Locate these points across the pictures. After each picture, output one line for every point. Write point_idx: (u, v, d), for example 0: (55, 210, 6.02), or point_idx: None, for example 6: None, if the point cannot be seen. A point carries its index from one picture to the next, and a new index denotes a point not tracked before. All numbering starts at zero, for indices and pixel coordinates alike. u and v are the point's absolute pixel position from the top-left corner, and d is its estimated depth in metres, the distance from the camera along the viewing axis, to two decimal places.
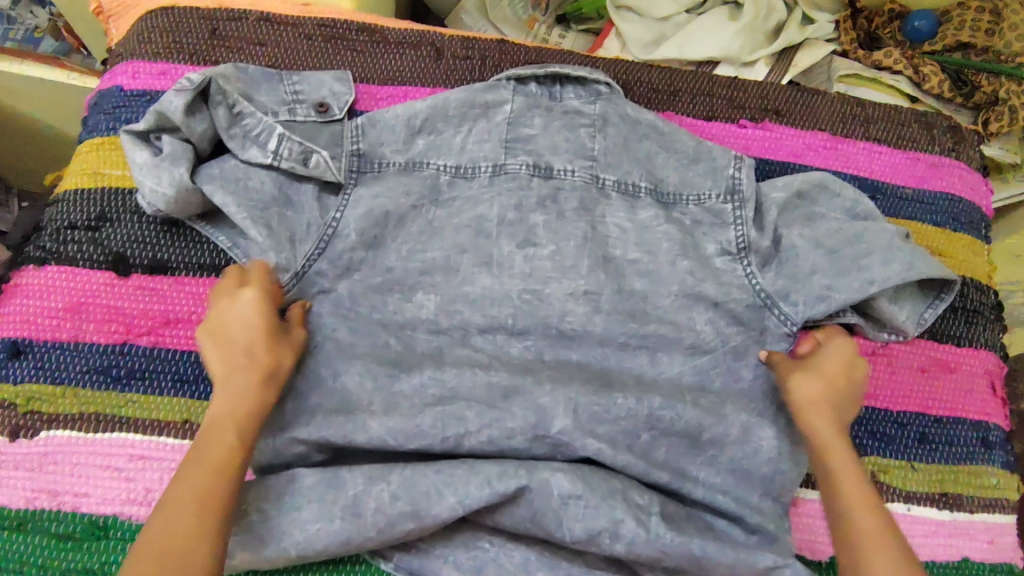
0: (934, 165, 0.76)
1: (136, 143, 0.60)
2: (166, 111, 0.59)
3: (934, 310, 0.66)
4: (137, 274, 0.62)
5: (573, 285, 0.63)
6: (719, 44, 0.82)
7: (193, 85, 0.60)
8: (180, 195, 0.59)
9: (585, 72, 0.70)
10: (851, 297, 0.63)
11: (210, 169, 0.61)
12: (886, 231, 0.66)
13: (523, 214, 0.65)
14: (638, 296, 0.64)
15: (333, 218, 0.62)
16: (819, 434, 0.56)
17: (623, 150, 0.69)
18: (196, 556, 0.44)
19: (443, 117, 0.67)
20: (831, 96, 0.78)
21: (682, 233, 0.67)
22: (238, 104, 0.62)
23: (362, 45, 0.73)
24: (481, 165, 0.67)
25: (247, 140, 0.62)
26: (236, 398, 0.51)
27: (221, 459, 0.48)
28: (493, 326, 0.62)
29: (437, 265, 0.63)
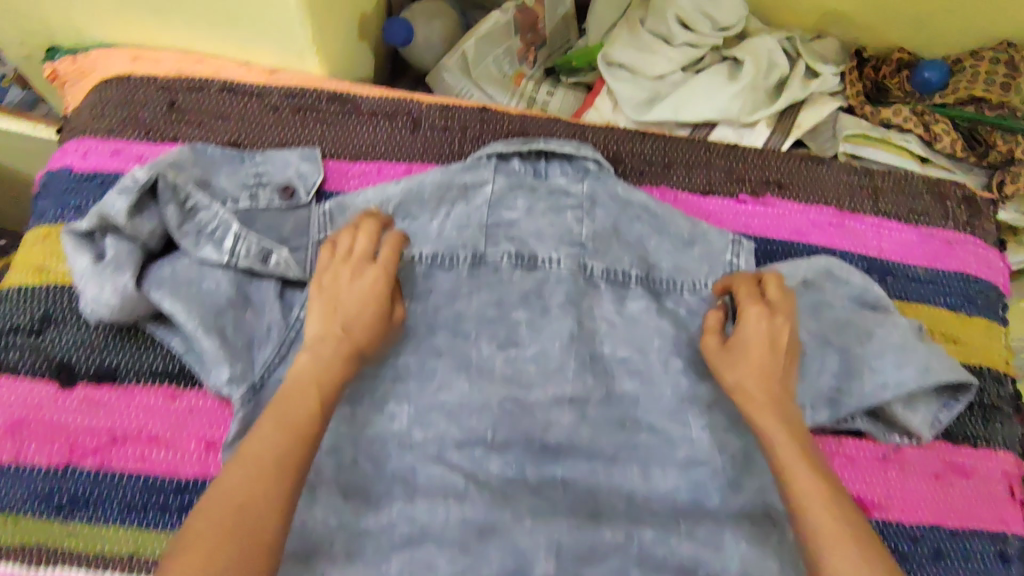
0: (947, 242, 0.71)
1: (77, 246, 0.55)
2: (109, 214, 0.54)
3: (949, 412, 0.62)
4: (84, 384, 0.57)
5: (558, 390, 0.58)
6: (717, 106, 0.77)
7: (138, 184, 0.55)
8: (126, 305, 0.54)
9: (573, 148, 0.66)
10: (859, 404, 0.60)
11: (161, 271, 0.56)
12: (897, 326, 0.61)
13: (504, 312, 0.61)
14: (627, 401, 0.60)
15: (296, 318, 0.56)
16: (757, 416, 0.53)
17: (613, 234, 0.64)
18: (271, 524, 0.42)
19: (419, 200, 0.63)
20: (838, 166, 0.73)
21: (675, 328, 0.62)
22: (191, 198, 0.58)
23: (331, 116, 0.67)
24: (460, 254, 0.62)
25: (202, 237, 0.57)
26: (323, 366, 0.50)
27: (300, 428, 0.47)
28: (471, 440, 0.57)
29: (410, 371, 0.58)
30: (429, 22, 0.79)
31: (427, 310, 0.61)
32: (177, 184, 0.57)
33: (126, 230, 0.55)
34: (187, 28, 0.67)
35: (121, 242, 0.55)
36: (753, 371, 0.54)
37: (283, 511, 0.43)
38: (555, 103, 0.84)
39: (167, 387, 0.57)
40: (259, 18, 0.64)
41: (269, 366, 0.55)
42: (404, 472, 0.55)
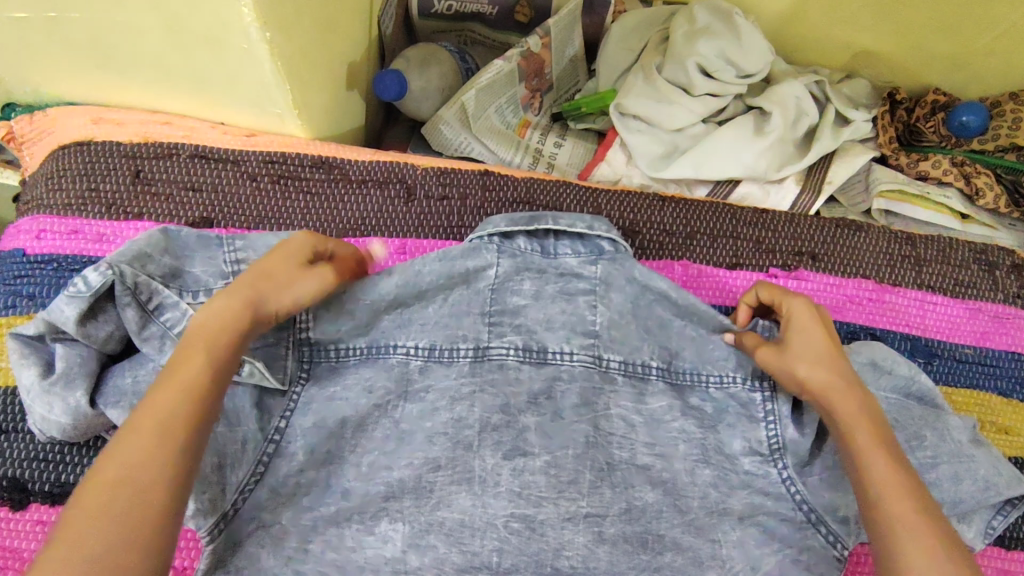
0: (996, 317, 0.65)
1: (22, 356, 0.48)
2: (58, 323, 0.47)
3: (1003, 520, 0.54)
4: (36, 505, 0.51)
5: (571, 508, 0.51)
6: (741, 163, 0.70)
7: (89, 289, 0.47)
8: (80, 421, 0.48)
9: (585, 224, 0.55)
10: None
11: (118, 380, 0.48)
12: (950, 429, 0.55)
13: (512, 416, 0.53)
14: (650, 515, 0.51)
15: (274, 430, 0.50)
16: (837, 404, 0.48)
17: (631, 318, 0.56)
18: (154, 489, 0.37)
19: (411, 286, 0.54)
20: (877, 232, 0.66)
21: (703, 430, 0.54)
22: (154, 298, 0.49)
23: (317, 185, 0.61)
24: (461, 347, 0.54)
25: (166, 341, 0.49)
26: (220, 323, 0.44)
27: (191, 387, 0.41)
28: (473, 565, 0.49)
29: (405, 487, 0.50)
30: (423, 69, 0.71)
31: (423, 414, 0.52)
32: (136, 281, 0.48)
33: (77, 337, 0.48)
34: (143, 87, 0.59)
35: (71, 348, 0.48)
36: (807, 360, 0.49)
37: (174, 458, 0.38)
38: (564, 154, 0.77)
39: None
40: (226, 80, 0.56)
41: (243, 490, 0.48)
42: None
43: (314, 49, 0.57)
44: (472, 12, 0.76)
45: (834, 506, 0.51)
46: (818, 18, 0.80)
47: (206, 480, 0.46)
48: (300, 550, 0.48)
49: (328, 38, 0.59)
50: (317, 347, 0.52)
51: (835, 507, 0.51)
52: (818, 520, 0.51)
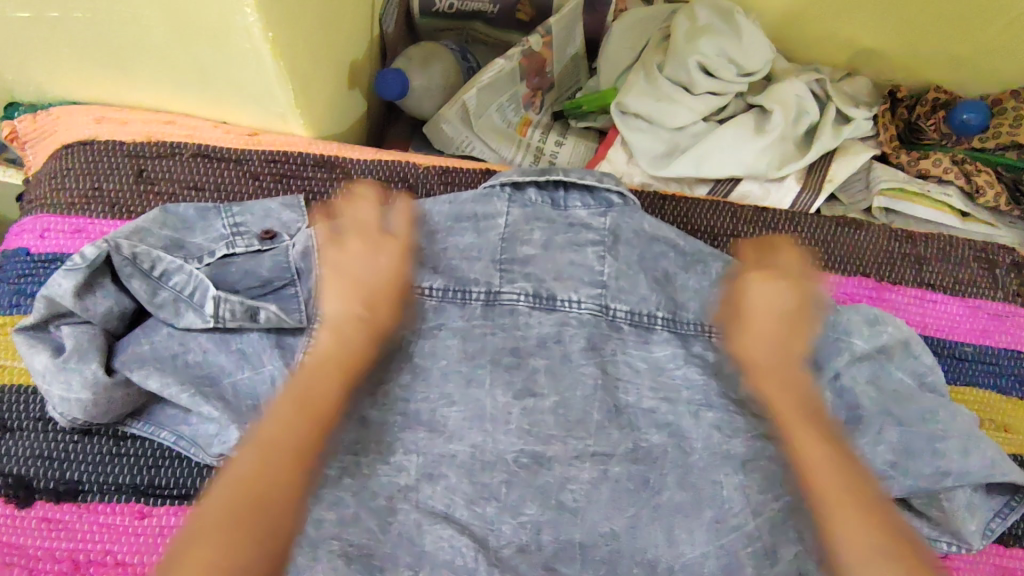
0: (996, 316, 0.65)
1: (32, 344, 0.49)
2: (56, 298, 0.48)
3: (1001, 522, 0.56)
4: (42, 502, 0.51)
5: (579, 446, 0.57)
6: (742, 162, 0.71)
7: (85, 261, 0.49)
8: (99, 396, 0.48)
9: (594, 179, 0.61)
10: (919, 486, 0.53)
11: (135, 346, 0.51)
12: (960, 413, 0.55)
13: (523, 357, 0.58)
14: (654, 451, 0.57)
15: (300, 365, 0.54)
16: (776, 399, 0.55)
17: (639, 267, 0.61)
18: (282, 495, 0.44)
19: (424, 229, 0.60)
20: (877, 232, 0.66)
21: (706, 376, 0.59)
22: (158, 264, 0.51)
23: (320, 185, 0.62)
24: (472, 290, 0.59)
25: (180, 303, 0.52)
26: (343, 345, 0.52)
27: (320, 410, 0.49)
28: (481, 496, 0.55)
29: (420, 418, 0.57)
30: (426, 68, 0.72)
31: (435, 351, 0.58)
32: (135, 253, 0.51)
33: (77, 314, 0.49)
34: (148, 87, 0.59)
35: (78, 328, 0.50)
36: (766, 370, 0.56)
37: (298, 487, 0.46)
38: (563, 154, 0.76)
39: (135, 504, 0.51)
40: (231, 80, 0.56)
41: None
42: (411, 533, 0.53)
43: (318, 49, 0.57)
44: (474, 11, 0.76)
45: None
46: (820, 16, 0.81)
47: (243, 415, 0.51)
48: (328, 476, 0.54)
49: (329, 37, 0.59)
50: None
51: None
52: None
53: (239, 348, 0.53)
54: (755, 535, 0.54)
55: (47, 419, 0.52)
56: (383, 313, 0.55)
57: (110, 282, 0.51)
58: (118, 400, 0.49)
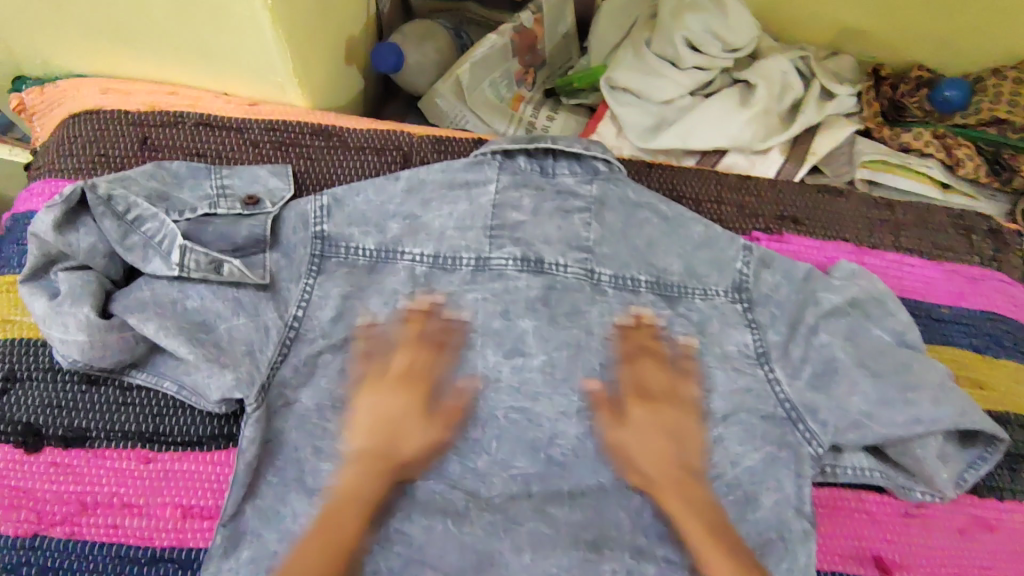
0: (972, 279, 0.67)
1: (32, 288, 0.51)
2: (37, 232, 0.50)
3: (975, 472, 0.59)
4: (50, 448, 0.53)
5: (565, 402, 0.58)
6: (727, 133, 0.73)
7: (63, 198, 0.50)
8: (96, 337, 0.51)
9: (581, 147, 0.63)
10: (891, 432, 0.56)
11: (136, 293, 0.53)
12: (935, 367, 0.58)
13: (512, 321, 0.58)
14: (642, 410, 0.58)
15: (293, 318, 0.57)
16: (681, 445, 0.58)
17: (621, 235, 0.63)
18: None
19: (418, 200, 0.61)
20: (856, 199, 0.69)
21: (689, 338, 0.61)
22: (133, 209, 0.53)
23: (316, 151, 0.64)
24: (463, 256, 0.61)
25: (149, 249, 0.53)
26: (362, 485, 0.54)
27: (342, 544, 0.52)
28: (474, 450, 0.57)
29: (413, 378, 0.57)
30: (421, 44, 0.74)
31: (428, 314, 0.59)
32: (111, 194, 0.53)
33: (59, 249, 0.51)
34: (152, 59, 0.62)
35: (74, 275, 0.51)
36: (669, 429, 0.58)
37: None
38: (556, 128, 0.79)
39: (141, 450, 0.53)
40: (232, 53, 0.58)
41: (273, 367, 0.55)
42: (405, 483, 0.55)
43: (315, 21, 0.59)
44: None
45: (814, 407, 0.58)
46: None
47: (239, 362, 0.53)
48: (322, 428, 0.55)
49: (326, 8, 0.61)
50: (329, 239, 0.60)
51: (815, 409, 0.58)
52: (798, 417, 0.58)
53: (233, 297, 0.55)
54: (734, 483, 0.57)
55: (55, 371, 0.55)
56: (413, 446, 0.56)
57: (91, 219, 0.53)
58: (113, 343, 0.51)
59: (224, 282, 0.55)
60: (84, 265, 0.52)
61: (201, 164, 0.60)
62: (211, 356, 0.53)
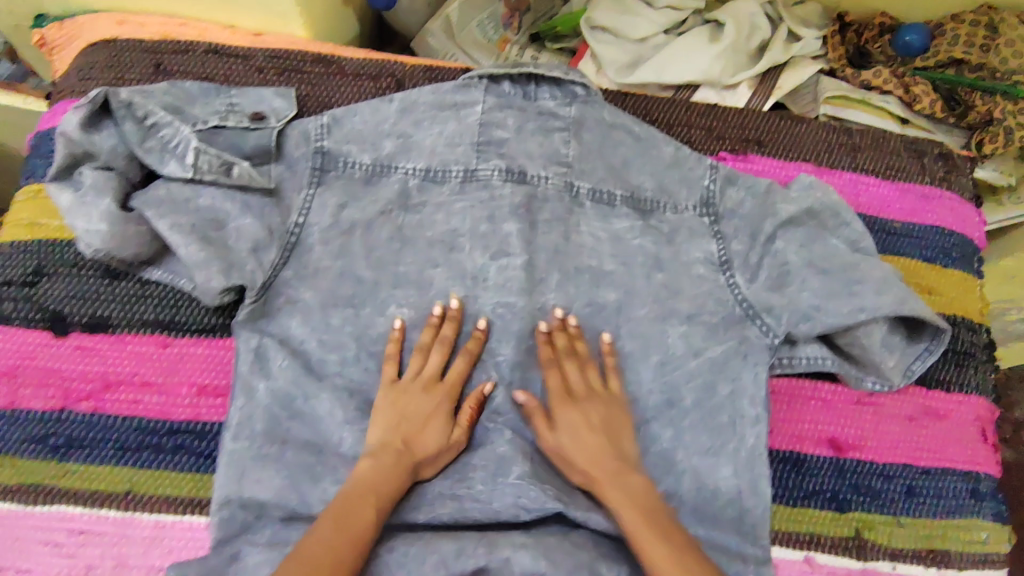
0: (924, 197, 0.73)
1: (58, 183, 0.57)
2: (67, 131, 0.56)
3: (923, 362, 0.64)
4: (76, 333, 0.58)
5: (542, 300, 0.63)
6: (698, 68, 0.78)
7: (89, 100, 0.56)
8: (115, 228, 0.56)
9: (561, 72, 0.67)
10: (839, 322, 0.61)
11: (153, 193, 0.58)
12: (880, 265, 0.63)
13: (496, 225, 0.64)
14: (612, 308, 0.63)
15: (294, 225, 0.61)
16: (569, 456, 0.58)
17: (598, 154, 0.67)
18: None
19: (411, 120, 0.66)
20: (817, 125, 0.75)
21: (660, 244, 0.65)
22: (150, 115, 0.58)
23: (316, 77, 0.69)
24: (453, 169, 0.66)
25: (165, 153, 0.58)
26: (379, 472, 0.53)
27: (355, 531, 0.49)
28: (464, 342, 0.61)
29: (408, 278, 0.62)
30: None
31: (420, 222, 0.64)
32: (131, 100, 0.58)
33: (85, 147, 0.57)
34: None
35: (97, 172, 0.57)
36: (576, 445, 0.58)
37: None
38: None
39: (159, 335, 0.59)
40: None
41: (275, 269, 0.60)
42: (400, 371, 0.60)
43: None
44: None
45: (770, 306, 0.63)
46: None
47: (243, 259, 0.58)
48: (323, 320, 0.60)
49: None
50: (330, 154, 0.64)
51: (770, 307, 0.63)
52: (755, 314, 0.63)
53: (241, 199, 0.60)
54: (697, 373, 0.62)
55: (79, 267, 0.60)
56: (427, 447, 0.56)
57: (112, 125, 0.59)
58: (131, 233, 0.57)
59: (233, 185, 0.60)
60: (107, 167, 0.58)
61: (211, 85, 0.65)
62: (220, 250, 0.57)
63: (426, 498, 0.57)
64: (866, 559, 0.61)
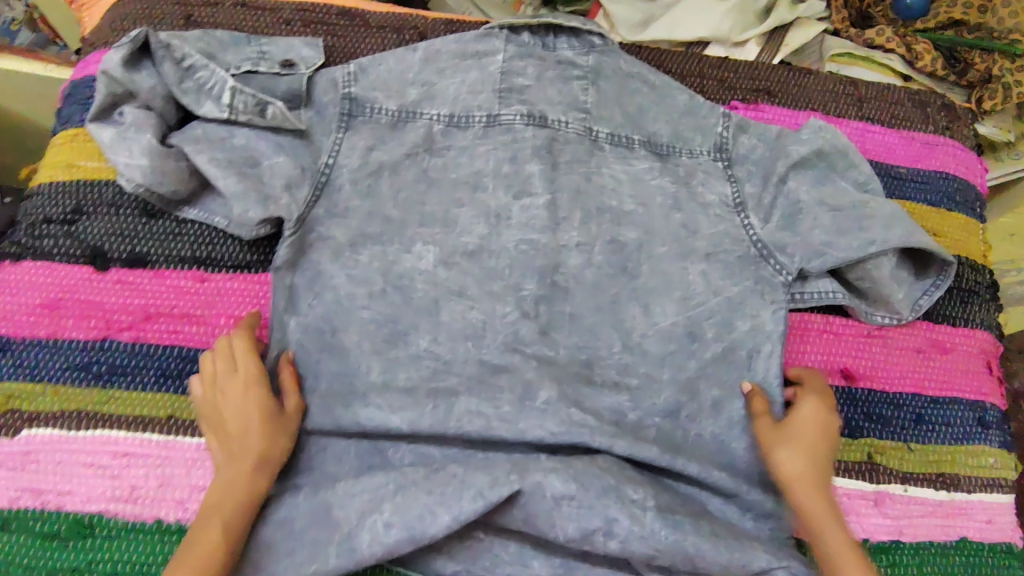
0: (928, 144, 0.76)
1: (101, 123, 0.60)
2: (109, 70, 0.59)
3: (929, 297, 0.67)
4: (116, 268, 0.61)
5: (566, 237, 0.65)
6: (708, 24, 0.81)
7: (130, 39, 0.59)
8: (154, 163, 0.58)
9: (579, 22, 0.69)
10: (850, 255, 0.63)
11: (191, 131, 0.61)
12: (887, 202, 0.66)
13: (519, 166, 0.66)
14: (632, 247, 0.65)
15: (325, 165, 0.63)
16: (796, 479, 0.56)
17: (615, 102, 0.70)
18: None
19: (434, 69, 0.68)
20: (824, 77, 0.77)
21: (677, 185, 0.68)
22: (188, 58, 0.61)
23: (342, 29, 0.72)
24: (475, 115, 0.67)
25: (201, 94, 0.61)
26: (223, 485, 0.52)
27: (206, 545, 0.49)
28: (491, 277, 0.63)
29: (435, 218, 0.64)
30: None
31: (446, 166, 0.66)
32: (169, 42, 0.61)
33: (127, 83, 0.60)
34: None
35: (138, 112, 0.60)
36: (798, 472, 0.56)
37: None
38: None
39: (196, 270, 0.61)
40: None
41: (308, 206, 0.62)
42: (428, 307, 0.61)
43: None
44: None
45: (783, 242, 0.65)
46: None
47: (279, 196, 0.60)
48: (352, 257, 0.62)
49: None
50: (356, 100, 0.66)
51: (785, 243, 0.65)
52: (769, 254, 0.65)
53: (274, 140, 0.62)
54: (715, 310, 0.64)
55: (118, 205, 0.62)
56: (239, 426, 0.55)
57: (151, 67, 0.61)
58: (169, 169, 0.59)
59: (268, 126, 0.62)
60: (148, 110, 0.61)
61: (241, 34, 0.67)
62: (256, 185, 0.60)
63: (454, 419, 0.57)
64: (879, 481, 0.63)
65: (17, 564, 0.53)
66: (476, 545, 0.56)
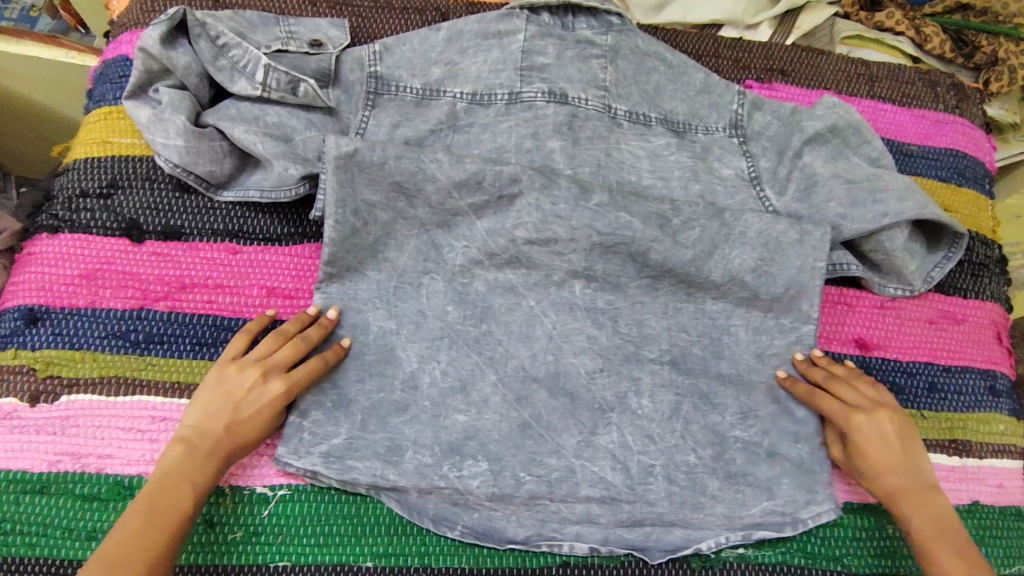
0: (937, 122, 0.78)
1: (138, 103, 0.62)
2: (147, 47, 0.61)
3: (941, 268, 0.68)
4: (152, 240, 0.63)
5: None
6: (722, 7, 0.83)
7: (167, 15, 0.61)
8: (190, 143, 0.60)
9: (598, 2, 0.71)
10: (865, 226, 0.65)
11: (225, 110, 0.63)
12: (901, 176, 0.67)
13: (541, 141, 0.67)
14: None
15: None
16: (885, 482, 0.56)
17: (633, 81, 0.71)
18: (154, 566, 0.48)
19: (457, 48, 0.69)
20: (837, 57, 0.79)
21: (693, 160, 0.70)
22: (222, 36, 0.63)
23: (366, 11, 0.74)
24: (498, 93, 0.69)
25: (234, 72, 0.63)
26: (183, 464, 0.51)
27: (169, 523, 0.50)
28: None
29: None
30: None
31: (470, 142, 0.67)
32: (205, 20, 0.63)
33: (161, 60, 0.61)
34: None
35: (173, 92, 0.62)
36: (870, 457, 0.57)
37: None
38: None
39: (229, 243, 0.63)
40: None
41: None
42: (457, 275, 0.62)
43: None
44: None
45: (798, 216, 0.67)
46: None
47: (311, 168, 0.62)
48: None
49: None
50: (383, 78, 0.67)
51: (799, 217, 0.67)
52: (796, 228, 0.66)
53: (306, 117, 0.65)
54: None
55: (153, 180, 0.64)
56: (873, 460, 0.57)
57: (186, 44, 0.64)
58: (204, 148, 0.61)
59: (299, 103, 0.64)
60: (184, 90, 0.63)
61: (270, 15, 0.69)
62: (291, 155, 0.62)
63: (482, 389, 0.60)
64: None
65: (60, 523, 0.54)
66: (504, 522, 0.58)
